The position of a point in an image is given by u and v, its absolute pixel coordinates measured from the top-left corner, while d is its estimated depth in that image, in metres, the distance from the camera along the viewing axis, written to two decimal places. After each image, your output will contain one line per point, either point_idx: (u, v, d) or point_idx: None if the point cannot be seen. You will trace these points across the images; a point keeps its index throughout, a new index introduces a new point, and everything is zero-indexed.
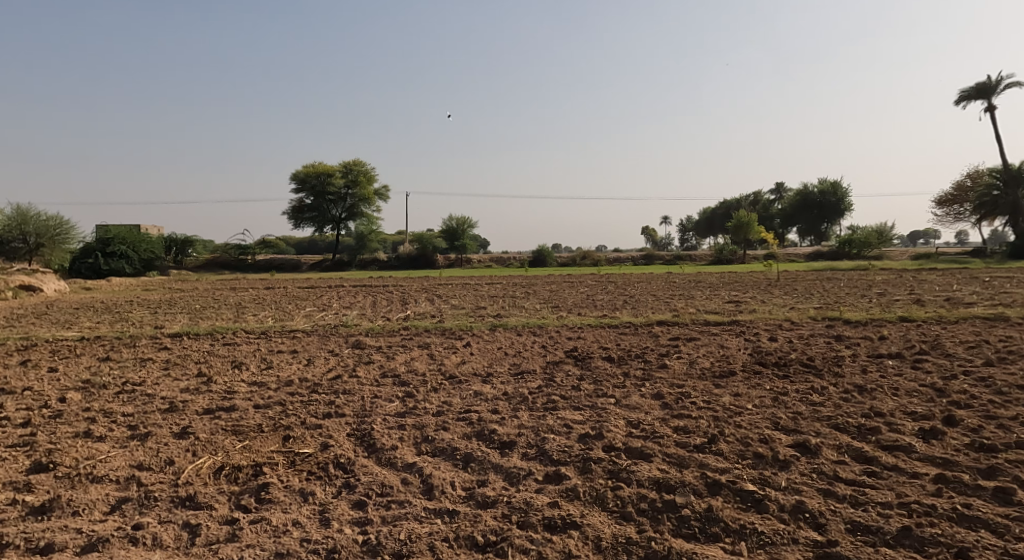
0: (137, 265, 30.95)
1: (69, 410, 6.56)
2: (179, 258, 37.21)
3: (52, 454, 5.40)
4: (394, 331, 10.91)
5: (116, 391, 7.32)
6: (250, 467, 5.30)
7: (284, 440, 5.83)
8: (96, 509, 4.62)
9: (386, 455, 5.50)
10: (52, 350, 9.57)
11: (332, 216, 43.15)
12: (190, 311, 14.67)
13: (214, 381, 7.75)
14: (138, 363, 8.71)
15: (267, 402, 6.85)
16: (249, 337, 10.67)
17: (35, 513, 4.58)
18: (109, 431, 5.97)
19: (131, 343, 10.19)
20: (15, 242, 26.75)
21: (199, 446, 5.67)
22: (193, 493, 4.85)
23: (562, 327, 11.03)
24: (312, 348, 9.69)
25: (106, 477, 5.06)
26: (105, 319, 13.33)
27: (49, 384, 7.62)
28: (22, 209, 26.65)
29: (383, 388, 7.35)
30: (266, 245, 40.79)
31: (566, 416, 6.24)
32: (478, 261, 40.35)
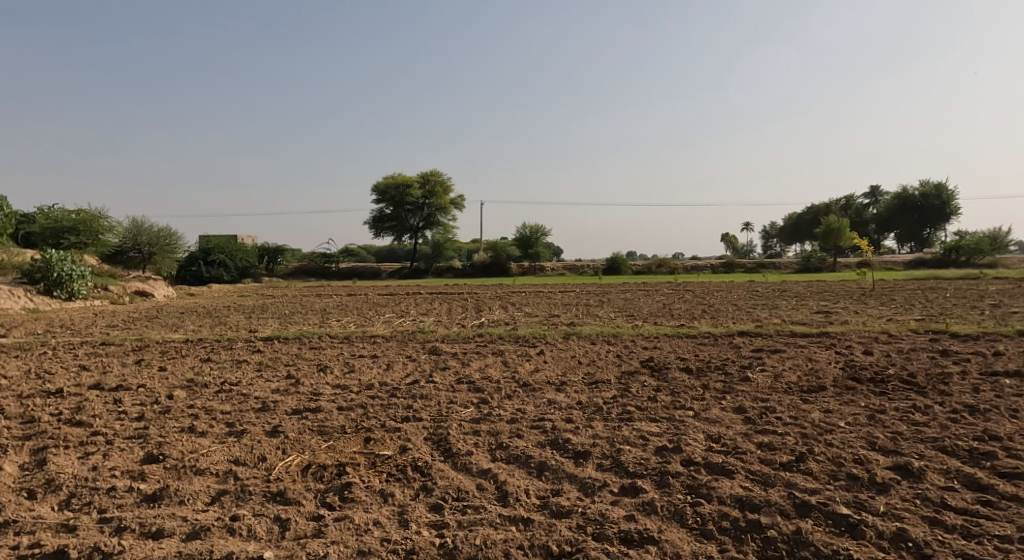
0: (234, 273, 32.85)
1: (176, 407, 7.09)
2: (271, 266, 39.47)
3: (162, 447, 5.84)
4: (470, 338, 11.10)
5: (215, 390, 7.83)
6: (334, 466, 5.54)
7: (366, 441, 6.06)
8: (199, 500, 4.96)
9: (462, 460, 5.59)
10: (160, 351, 10.37)
11: (410, 225, 44.43)
12: (281, 315, 15.50)
13: (302, 382, 8.15)
14: (234, 364, 9.29)
15: (350, 404, 7.14)
16: (334, 342, 11.16)
17: (149, 500, 4.95)
18: (209, 428, 6.39)
19: (229, 345, 10.89)
20: (131, 252, 29.27)
21: (288, 444, 5.97)
22: (283, 489, 5.11)
23: (638, 337, 10.84)
24: (391, 353, 10.01)
25: (208, 470, 5.43)
26: (206, 322, 14.33)
27: (159, 382, 8.26)
28: (138, 221, 29.18)
29: (459, 394, 7.48)
30: (349, 254, 42.66)
31: (642, 428, 6.14)
32: (552, 268, 40.22)
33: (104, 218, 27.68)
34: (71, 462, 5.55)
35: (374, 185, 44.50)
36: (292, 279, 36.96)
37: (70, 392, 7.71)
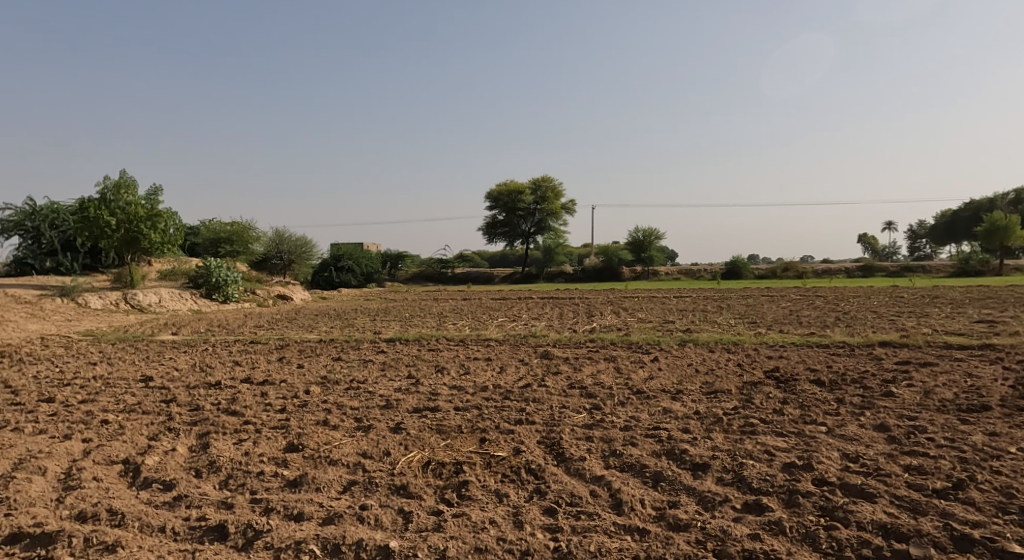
0: (360, 277, 34.98)
1: (313, 401, 7.71)
2: (393, 271, 41.70)
3: (301, 437, 6.39)
4: (581, 343, 11.09)
5: (345, 387, 8.42)
6: (452, 464, 5.76)
7: (481, 441, 6.25)
8: (333, 488, 5.36)
9: (575, 465, 5.61)
10: (298, 349, 11.31)
11: (522, 231, 45.11)
12: (402, 318, 16.34)
13: (421, 383, 8.56)
14: (361, 363, 9.93)
15: (466, 405, 7.39)
16: (451, 344, 11.61)
17: (291, 485, 5.43)
18: (341, 422, 6.89)
19: (357, 346, 11.66)
20: (274, 259, 32.11)
21: (410, 440, 6.30)
22: (406, 483, 5.40)
23: (761, 346, 10.29)
24: (504, 356, 10.24)
25: (340, 460, 5.86)
26: (336, 324, 15.41)
27: (297, 378, 9.02)
28: (280, 231, 32.02)
29: (571, 399, 7.51)
30: (465, 259, 44.15)
31: (767, 442, 5.84)
32: (667, 274, 39.14)
33: (252, 229, 30.68)
34: (227, 447, 6.21)
35: (488, 192, 45.68)
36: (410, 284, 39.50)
37: (225, 384, 8.63)
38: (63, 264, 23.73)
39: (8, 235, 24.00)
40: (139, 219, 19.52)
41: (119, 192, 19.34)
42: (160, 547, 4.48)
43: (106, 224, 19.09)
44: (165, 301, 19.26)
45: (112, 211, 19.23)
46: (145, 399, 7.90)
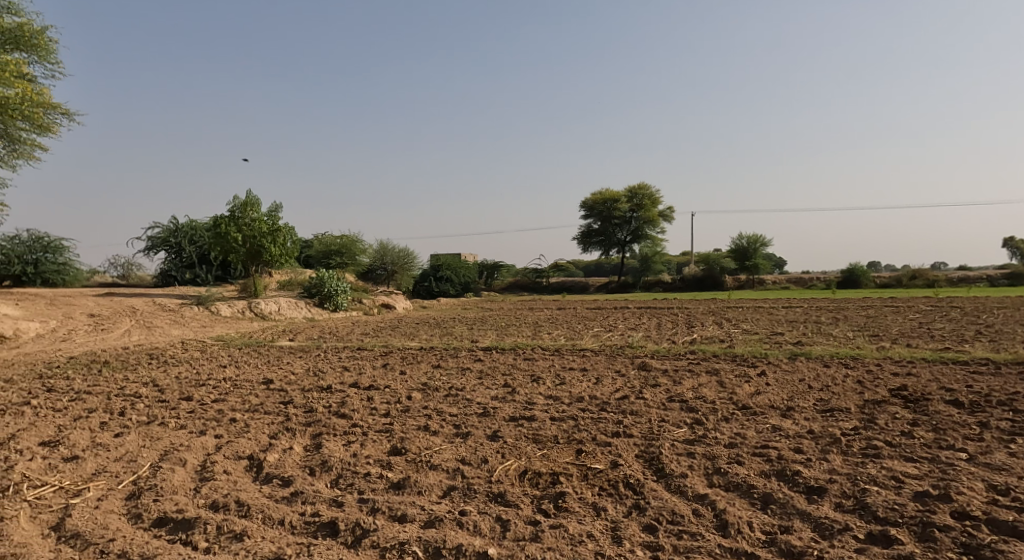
0: (458, 287, 35.95)
1: (414, 407, 7.98)
2: (489, 281, 42.48)
3: (404, 442, 6.63)
4: (681, 355, 10.74)
5: (444, 394, 8.65)
6: (549, 474, 5.76)
7: (578, 453, 6.20)
8: (433, 492, 5.51)
9: (676, 482, 5.44)
10: (401, 356, 11.78)
11: (618, 239, 44.54)
12: (499, 327, 16.60)
13: (518, 392, 8.63)
14: (459, 371, 10.15)
15: (562, 415, 7.37)
16: (547, 354, 11.63)
17: (395, 488, 5.64)
18: (440, 428, 7.08)
19: (455, 354, 11.95)
20: (378, 270, 33.67)
21: (506, 449, 6.37)
22: (503, 491, 5.46)
23: (884, 361, 9.50)
24: (601, 367, 10.11)
25: (439, 466, 6.01)
26: (436, 332, 15.91)
27: (400, 384, 9.38)
28: (385, 243, 33.55)
29: (671, 412, 7.29)
30: (560, 268, 44.24)
31: (894, 468, 5.39)
32: (773, 282, 37.15)
33: (360, 241, 32.39)
34: (336, 447, 6.55)
35: (583, 202, 45.47)
36: (506, 293, 39.83)
37: (336, 388, 9.13)
38: (199, 276, 26.22)
39: (155, 249, 26.82)
40: (263, 235, 21.15)
41: (246, 210, 21.08)
42: (279, 538, 4.79)
43: (234, 240, 20.86)
44: (283, 310, 20.71)
45: (239, 227, 20.99)
46: (267, 400, 8.52)
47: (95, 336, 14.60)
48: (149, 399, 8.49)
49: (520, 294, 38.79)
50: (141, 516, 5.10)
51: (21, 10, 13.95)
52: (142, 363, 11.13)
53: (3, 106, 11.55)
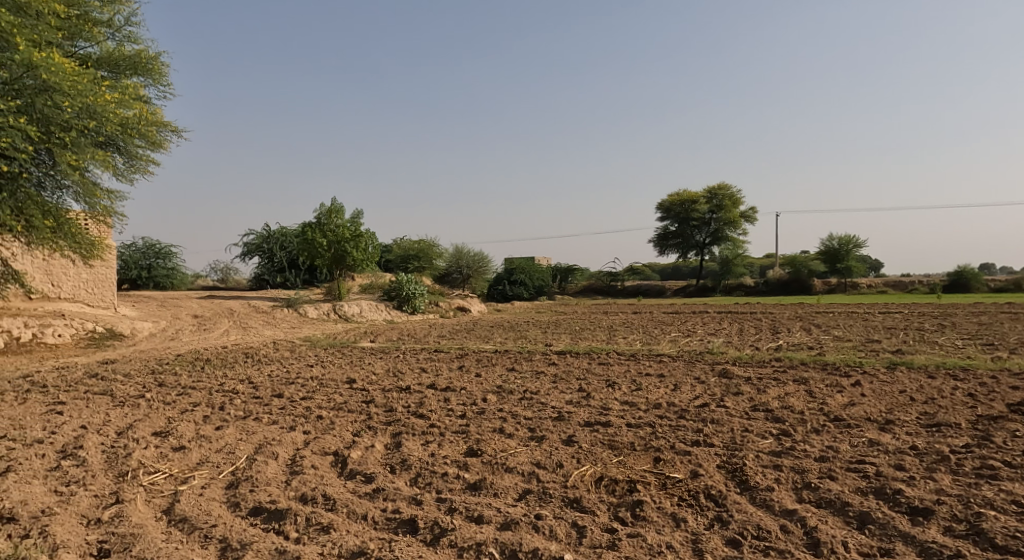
0: (532, 290, 36.12)
1: (489, 409, 8.09)
2: (563, 284, 42.43)
3: (480, 443, 6.73)
4: (766, 362, 10.32)
5: (519, 397, 8.71)
6: (626, 482, 5.68)
7: (656, 461, 6.08)
8: (509, 495, 5.56)
9: (761, 495, 5.24)
10: (476, 359, 11.95)
11: (696, 242, 43.37)
12: (573, 331, 16.53)
13: (593, 396, 8.56)
14: (534, 375, 10.19)
15: (639, 422, 7.25)
16: (622, 358, 11.48)
17: (472, 489, 5.74)
18: (516, 431, 7.13)
19: (529, 357, 12.00)
20: (454, 274, 34.36)
21: (582, 454, 6.33)
22: (580, 497, 5.44)
23: (999, 373, 8.73)
24: (678, 373, 9.87)
25: (515, 469, 6.06)
26: (511, 336, 16.03)
27: (475, 386, 9.53)
28: (461, 247, 34.16)
29: (755, 422, 7.02)
30: (635, 272, 43.61)
31: (1013, 491, 4.96)
32: (869, 285, 34.98)
33: (437, 245, 33.16)
34: (415, 447, 6.74)
35: (658, 203, 44.61)
36: (580, 297, 39.66)
37: (414, 389, 9.39)
38: (288, 279, 27.68)
39: (250, 254, 28.57)
40: (346, 240, 22.08)
41: (331, 216, 22.12)
42: (363, 533, 4.98)
43: (320, 245, 21.90)
44: (365, 312, 21.51)
45: (325, 233, 22.02)
46: (350, 399, 8.88)
47: (198, 335, 15.71)
48: (245, 395, 9.05)
49: (594, 298, 38.52)
50: (238, 505, 5.43)
51: (139, 37, 15.19)
52: (239, 361, 11.89)
53: (124, 126, 12.63)
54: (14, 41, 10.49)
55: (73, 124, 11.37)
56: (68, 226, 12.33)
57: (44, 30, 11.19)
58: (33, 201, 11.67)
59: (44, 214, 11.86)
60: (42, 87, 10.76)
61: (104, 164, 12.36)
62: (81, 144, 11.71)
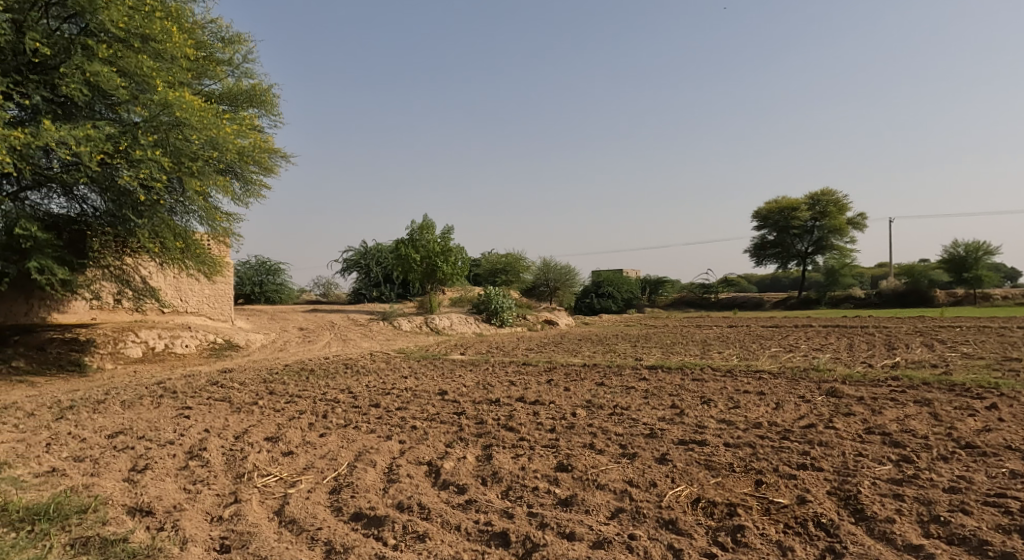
0: (620, 303, 35.60)
1: (579, 424, 8.01)
2: (653, 297, 41.51)
3: (570, 458, 6.67)
4: (879, 381, 9.58)
5: (609, 412, 8.57)
6: (725, 505, 5.44)
7: (757, 483, 5.78)
8: (601, 513, 5.46)
9: (879, 526, 4.85)
10: (565, 373, 11.89)
11: (797, 251, 41.18)
12: (664, 345, 16.08)
13: (687, 413, 8.28)
14: (624, 390, 9.97)
15: (738, 442, 6.92)
16: (717, 374, 11.04)
17: (563, 504, 5.68)
18: (606, 447, 7.01)
19: (619, 371, 11.79)
20: (542, 287, 34.49)
21: (677, 473, 6.12)
22: (675, 518, 5.26)
23: None
24: (780, 391, 9.36)
25: (607, 486, 5.95)
26: (600, 349, 15.82)
27: (564, 400, 9.47)
28: (547, 261, 34.15)
29: (869, 446, 6.52)
30: (730, 284, 41.97)
31: None
32: (1003, 297, 31.73)
33: (524, 259, 33.37)
34: (506, 459, 6.78)
35: (754, 211, 42.66)
36: (671, 309, 38.61)
37: (504, 402, 9.46)
38: (383, 293, 28.81)
39: (349, 270, 30.00)
40: (436, 255, 22.70)
41: (423, 232, 22.89)
42: (457, 543, 5.06)
43: (413, 260, 22.66)
44: (455, 325, 21.99)
45: (418, 248, 22.78)
46: (442, 410, 9.08)
47: (303, 346, 16.63)
48: (345, 404, 9.47)
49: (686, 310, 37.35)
50: (341, 510, 5.67)
51: (255, 72, 16.48)
52: (339, 372, 12.47)
53: (241, 154, 13.62)
54: (153, 83, 11.73)
55: (200, 154, 12.48)
56: (194, 246, 13.44)
57: (178, 72, 12.34)
58: (167, 225, 12.77)
59: (175, 237, 13.00)
60: (175, 123, 11.92)
61: (224, 189, 13.44)
62: (206, 172, 12.81)
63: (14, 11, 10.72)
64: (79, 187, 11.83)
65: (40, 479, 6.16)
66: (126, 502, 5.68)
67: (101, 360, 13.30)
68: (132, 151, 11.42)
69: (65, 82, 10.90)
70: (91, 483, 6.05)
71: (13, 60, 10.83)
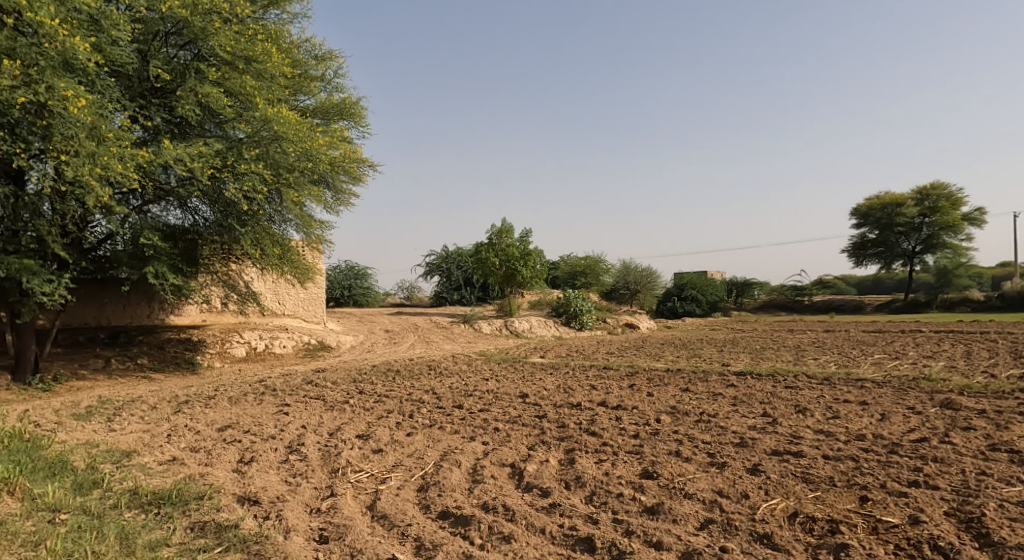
0: (705, 307, 34.44)
1: (664, 431, 7.84)
2: (739, 300, 39.98)
3: (655, 466, 6.54)
4: (1003, 393, 8.76)
5: (695, 420, 8.33)
6: (826, 521, 5.16)
7: (862, 500, 5.45)
8: (690, 523, 5.33)
9: (1007, 554, 4.46)
10: (648, 377, 11.66)
11: (904, 250, 38.42)
12: (753, 351, 15.44)
13: (780, 423, 7.92)
14: (711, 397, 9.65)
15: (838, 454, 6.55)
16: (812, 382, 10.47)
17: (649, 512, 5.57)
18: (693, 455, 6.83)
19: (705, 377, 11.42)
20: (622, 290, 34.04)
21: (771, 485, 5.87)
22: (771, 532, 5.04)
23: None
24: (885, 401, 8.76)
25: (695, 495, 5.79)
26: (684, 354, 15.38)
27: (647, 405, 9.30)
28: (627, 264, 33.71)
29: (992, 465, 6.00)
30: (825, 286, 39.83)
31: None
32: None
33: (603, 261, 32.95)
34: (589, 465, 6.73)
35: (854, 209, 40.30)
36: (760, 313, 37.04)
37: (586, 406, 9.39)
38: (464, 297, 29.38)
39: (431, 273, 30.77)
40: (515, 259, 22.88)
41: (502, 236, 23.14)
42: (542, 546, 5.08)
43: (492, 264, 22.97)
44: (535, 328, 22.08)
45: (497, 253, 23.06)
46: (524, 413, 9.13)
47: (389, 348, 17.20)
48: (430, 405, 9.72)
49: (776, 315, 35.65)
50: (429, 507, 5.84)
51: (345, 87, 17.28)
52: (423, 373, 12.81)
53: (333, 164, 14.32)
54: (255, 102, 12.57)
55: (296, 166, 13.17)
56: (290, 253, 14.18)
57: (276, 90, 13.11)
58: (267, 234, 13.65)
59: (273, 244, 13.86)
60: (274, 137, 12.69)
61: (317, 199, 14.17)
62: (301, 183, 13.59)
63: (140, 42, 11.80)
64: (192, 199, 12.80)
65: (162, 466, 6.72)
66: (236, 491, 6.09)
67: (211, 359, 14.36)
68: (237, 165, 12.26)
69: (181, 104, 11.87)
70: (206, 472, 6.55)
71: (138, 85, 11.88)
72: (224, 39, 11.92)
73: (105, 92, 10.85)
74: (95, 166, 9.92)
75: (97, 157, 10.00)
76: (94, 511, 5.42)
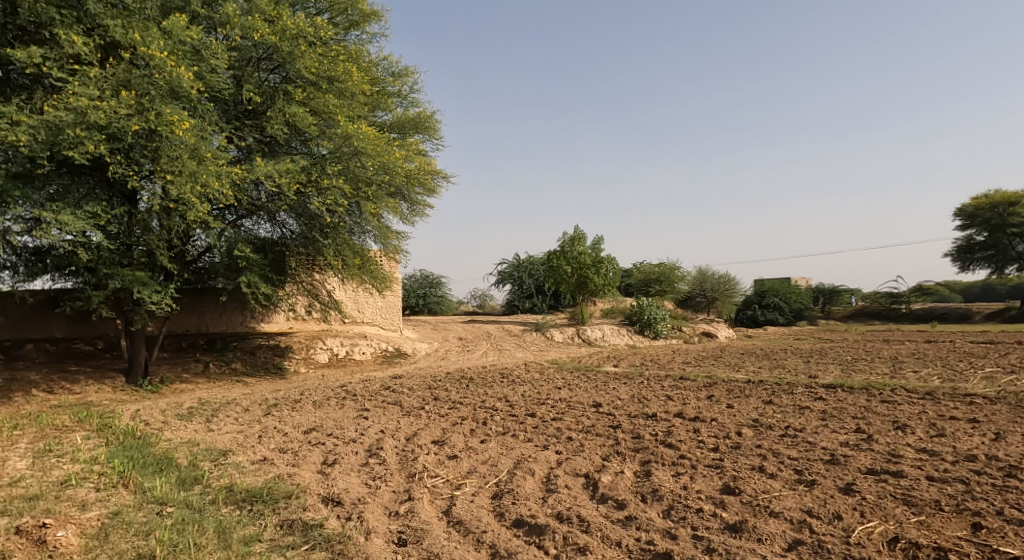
0: (788, 315, 32.91)
1: (746, 444, 7.51)
2: (825, 308, 37.96)
3: (738, 481, 6.26)
4: None
5: (781, 434, 7.94)
6: (931, 549, 4.78)
7: (974, 528, 5.01)
8: (776, 543, 5.07)
9: None
10: (727, 389, 11.23)
11: (1017, 253, 35.44)
12: (843, 362, 14.57)
13: (875, 439, 7.41)
14: (797, 411, 9.16)
15: (944, 476, 6.05)
16: (912, 397, 9.75)
17: (732, 530, 5.34)
18: (778, 471, 6.50)
19: (790, 390, 10.87)
20: (698, 298, 33.09)
21: (866, 507, 5.50)
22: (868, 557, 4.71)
23: None
24: (1000, 419, 8.03)
25: (781, 514, 5.50)
26: (766, 365, 14.71)
27: (727, 418, 8.95)
28: (703, 270, 32.76)
29: None
30: (922, 293, 37.17)
31: None
32: None
33: (678, 268, 32.13)
34: (667, 478, 6.53)
35: (957, 209, 37.38)
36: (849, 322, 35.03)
37: (662, 417, 9.15)
38: (536, 305, 29.43)
39: (504, 282, 31.01)
40: (588, 267, 22.69)
41: (574, 244, 23.00)
42: None
43: (564, 272, 22.89)
44: (608, 336, 21.81)
45: (569, 260, 22.95)
46: (598, 423, 8.99)
47: (463, 356, 17.43)
48: (503, 413, 9.74)
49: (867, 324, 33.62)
50: (503, 515, 5.83)
51: (421, 101, 17.71)
52: (497, 381, 12.88)
53: (409, 177, 14.69)
54: (337, 119, 13.09)
55: (374, 180, 13.60)
56: (369, 263, 14.59)
57: (356, 107, 13.58)
58: (348, 245, 14.16)
59: (354, 254, 14.33)
60: (354, 153, 13.17)
61: (394, 210, 14.58)
62: (379, 196, 13.99)
63: (235, 68, 12.57)
64: (280, 213, 13.50)
65: (254, 465, 7.07)
66: (320, 491, 6.31)
67: (297, 364, 15.04)
68: (321, 181, 12.87)
69: (271, 124, 12.57)
70: (293, 472, 6.83)
71: (234, 108, 12.68)
72: (309, 61, 12.51)
73: (206, 116, 11.61)
74: (196, 184, 10.65)
75: (198, 176, 10.71)
76: (195, 505, 5.76)
